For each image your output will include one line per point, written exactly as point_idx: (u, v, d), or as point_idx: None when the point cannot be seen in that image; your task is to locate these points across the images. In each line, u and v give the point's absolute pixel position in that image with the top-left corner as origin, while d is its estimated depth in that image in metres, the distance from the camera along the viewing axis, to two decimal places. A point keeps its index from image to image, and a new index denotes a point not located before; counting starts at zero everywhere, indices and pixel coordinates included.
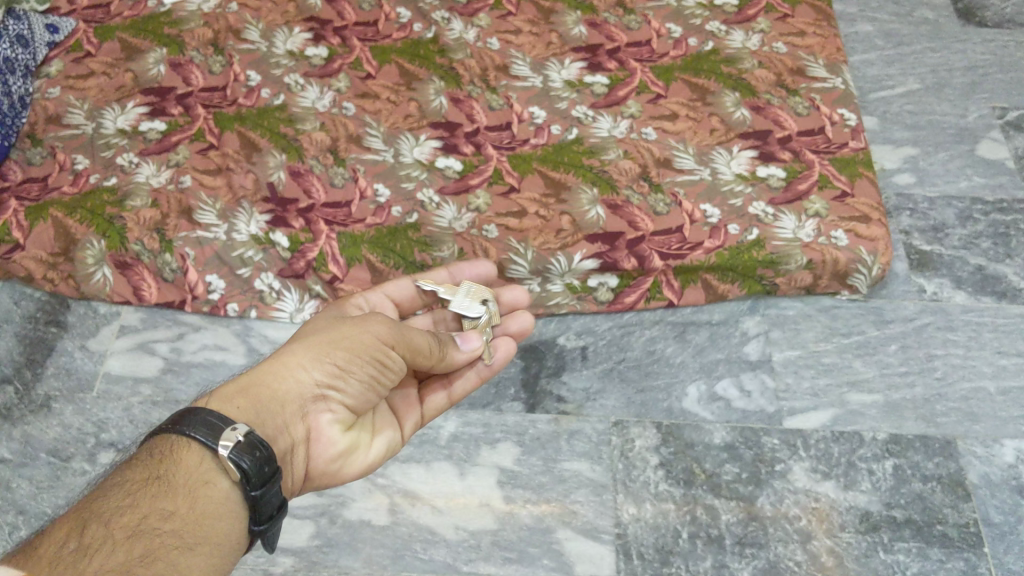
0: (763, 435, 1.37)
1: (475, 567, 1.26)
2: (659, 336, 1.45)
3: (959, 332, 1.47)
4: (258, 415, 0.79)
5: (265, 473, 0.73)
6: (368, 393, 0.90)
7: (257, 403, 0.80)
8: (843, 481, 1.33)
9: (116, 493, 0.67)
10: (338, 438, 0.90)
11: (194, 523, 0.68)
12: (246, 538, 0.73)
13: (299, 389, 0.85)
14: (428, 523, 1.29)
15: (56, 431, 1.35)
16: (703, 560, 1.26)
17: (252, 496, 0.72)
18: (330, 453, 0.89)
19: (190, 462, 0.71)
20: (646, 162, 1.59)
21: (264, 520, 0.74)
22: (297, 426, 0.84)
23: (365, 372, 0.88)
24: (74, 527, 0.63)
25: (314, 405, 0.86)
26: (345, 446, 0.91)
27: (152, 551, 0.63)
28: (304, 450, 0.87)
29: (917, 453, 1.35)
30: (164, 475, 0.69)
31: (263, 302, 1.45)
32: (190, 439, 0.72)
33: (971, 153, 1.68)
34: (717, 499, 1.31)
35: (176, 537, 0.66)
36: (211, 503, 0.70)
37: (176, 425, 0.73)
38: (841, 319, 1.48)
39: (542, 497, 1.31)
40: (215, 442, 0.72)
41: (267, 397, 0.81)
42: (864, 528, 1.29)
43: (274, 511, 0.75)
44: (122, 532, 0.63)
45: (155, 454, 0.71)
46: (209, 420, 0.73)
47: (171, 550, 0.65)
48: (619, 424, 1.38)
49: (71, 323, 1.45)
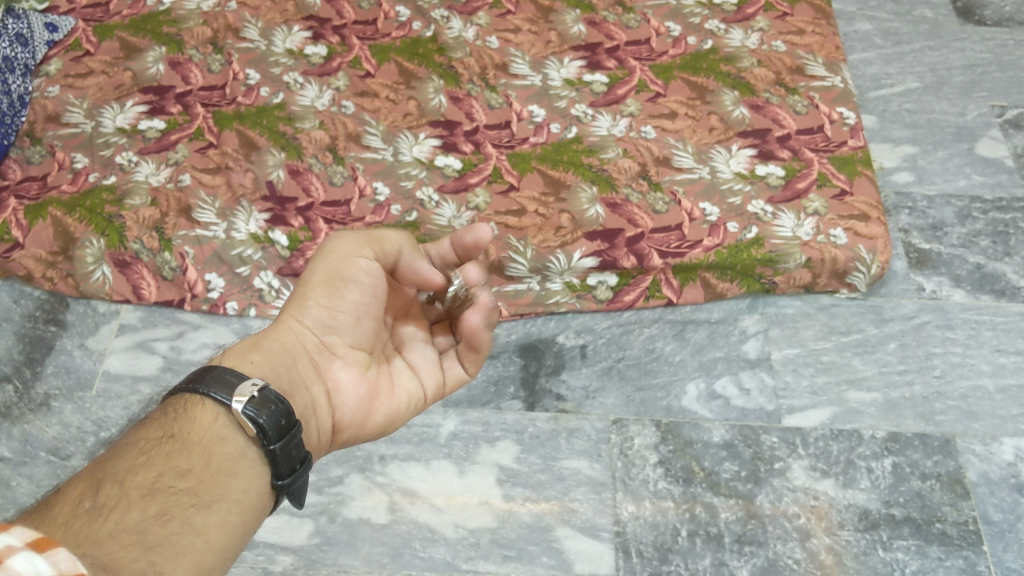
0: (762, 433, 1.37)
1: (475, 565, 1.26)
2: (658, 334, 1.45)
3: (957, 330, 1.47)
4: (266, 363, 0.81)
5: (281, 426, 0.74)
6: (367, 325, 0.89)
7: (268, 357, 0.82)
8: (842, 480, 1.33)
9: (131, 451, 0.67)
10: (357, 380, 0.88)
11: (211, 480, 0.69)
12: (269, 493, 0.74)
13: (299, 338, 0.86)
14: (428, 522, 1.29)
15: (56, 430, 1.35)
16: (702, 558, 1.27)
17: (271, 449, 0.73)
18: (355, 397, 0.87)
19: (204, 420, 0.72)
20: (645, 161, 1.59)
21: (287, 474, 0.75)
22: (308, 375, 0.85)
23: (350, 300, 0.88)
24: (89, 486, 0.63)
25: (319, 351, 0.87)
26: (368, 388, 0.88)
27: (167, 510, 0.63)
28: (327, 400, 0.86)
29: (916, 451, 1.35)
30: (178, 434, 0.70)
31: (262, 301, 1.44)
32: (205, 398, 0.73)
33: (969, 152, 1.68)
34: (716, 497, 1.31)
35: (192, 495, 0.66)
36: (228, 460, 0.71)
37: (191, 384, 0.74)
38: (840, 317, 1.48)
39: (541, 495, 1.31)
40: (229, 398, 0.73)
41: (276, 350, 0.83)
42: (863, 525, 1.29)
43: (296, 464, 0.76)
44: (138, 490, 0.63)
45: (167, 416, 0.72)
46: (225, 377, 0.75)
47: (187, 508, 0.65)
48: (618, 422, 1.38)
49: (70, 321, 1.45)
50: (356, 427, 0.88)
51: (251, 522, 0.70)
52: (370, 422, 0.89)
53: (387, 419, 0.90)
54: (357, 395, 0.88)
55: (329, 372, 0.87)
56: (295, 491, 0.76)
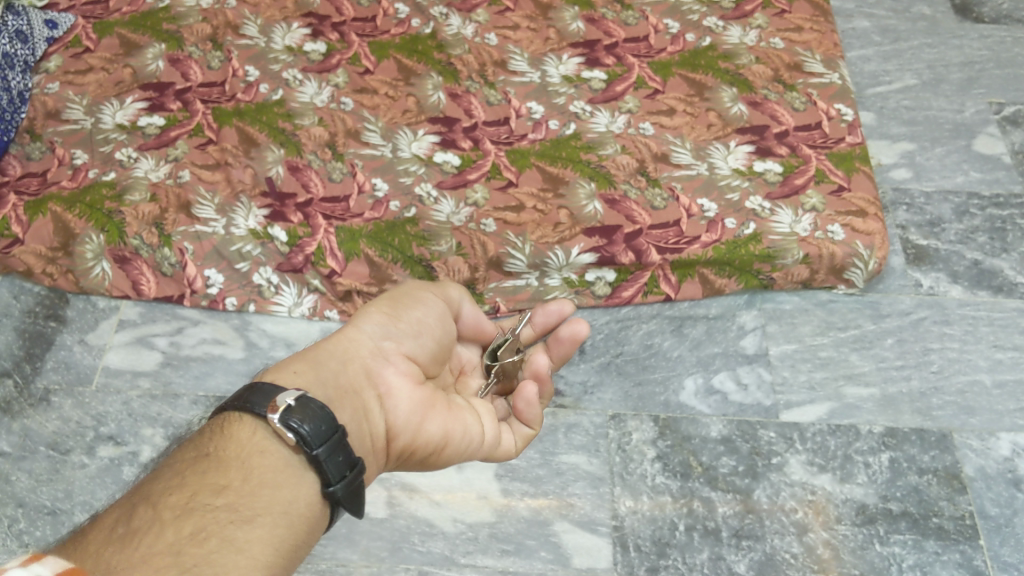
0: (759, 428, 1.38)
1: (473, 559, 1.26)
2: (656, 330, 1.46)
3: (955, 326, 1.47)
4: (317, 375, 0.78)
5: (324, 431, 0.71)
6: (424, 342, 0.90)
7: (314, 366, 0.79)
8: (839, 475, 1.33)
9: (167, 473, 0.65)
10: (411, 387, 0.85)
11: (251, 494, 0.65)
12: (321, 502, 0.70)
13: (354, 343, 0.84)
14: (427, 516, 1.30)
15: (56, 424, 1.36)
16: (700, 552, 1.27)
17: (315, 454, 0.70)
18: (409, 404, 0.84)
19: (242, 435, 0.70)
20: (644, 157, 1.60)
21: (338, 480, 0.71)
22: (361, 379, 0.82)
23: (412, 318, 0.90)
24: (124, 512, 0.61)
25: (375, 360, 0.85)
26: (422, 398, 0.86)
27: (204, 528, 0.60)
28: (379, 405, 0.82)
29: (913, 446, 1.36)
30: (214, 451, 0.67)
31: (261, 296, 1.45)
32: (244, 412, 0.71)
33: (967, 149, 1.68)
34: (714, 491, 1.32)
35: (231, 510, 0.63)
36: (269, 473, 0.67)
37: (230, 403, 0.72)
38: (838, 313, 1.49)
39: (540, 490, 1.32)
40: (266, 410, 0.70)
41: (322, 357, 0.80)
42: (860, 520, 1.29)
43: (346, 470, 0.72)
44: (171, 512, 0.60)
45: (205, 436, 0.69)
46: (263, 392, 0.72)
47: (226, 524, 0.61)
48: (616, 417, 1.39)
49: (70, 316, 1.45)
50: (411, 431, 0.84)
51: (298, 536, 0.67)
52: (425, 431, 0.85)
53: (442, 434, 0.86)
54: (411, 398, 0.85)
55: (382, 376, 0.84)
56: (353, 500, 0.72)
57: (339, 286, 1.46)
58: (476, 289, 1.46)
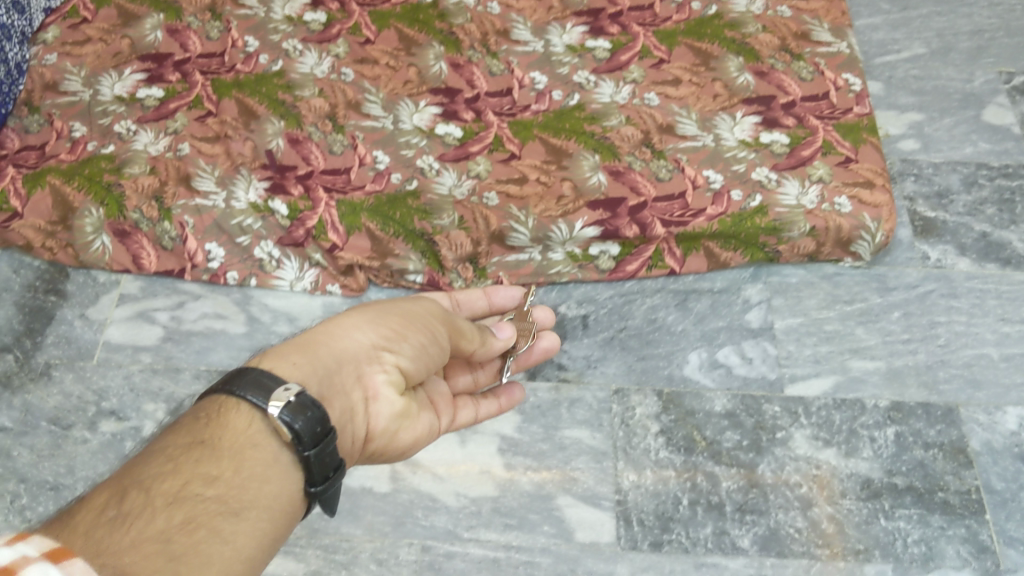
0: (763, 402, 1.37)
1: (476, 534, 1.26)
2: (660, 304, 1.45)
3: (962, 299, 1.46)
4: (314, 370, 0.74)
5: (318, 433, 0.68)
6: (420, 363, 0.86)
7: (314, 362, 0.74)
8: (844, 449, 1.33)
9: (160, 456, 0.61)
10: (396, 399, 0.83)
11: (241, 486, 0.63)
12: (301, 500, 0.69)
13: (353, 345, 0.80)
14: (430, 491, 1.29)
15: (57, 399, 1.36)
16: (703, 526, 1.27)
17: (305, 455, 0.68)
18: (389, 415, 0.82)
19: (237, 424, 0.66)
20: (649, 128, 1.58)
21: (321, 481, 0.70)
22: (353, 385, 0.78)
23: (417, 337, 0.85)
24: (115, 492, 0.57)
25: (369, 367, 0.81)
26: (403, 410, 0.84)
27: (194, 518, 0.58)
28: (363, 410, 0.80)
29: (919, 420, 1.35)
30: (210, 438, 0.64)
31: (262, 271, 1.45)
32: (240, 401, 0.67)
33: (976, 119, 1.66)
34: (718, 466, 1.31)
35: (221, 502, 0.60)
36: (260, 466, 0.65)
37: (225, 386, 0.68)
38: (844, 286, 1.47)
39: (543, 464, 1.32)
40: (265, 402, 0.67)
41: (323, 353, 0.76)
42: (864, 494, 1.29)
43: (331, 471, 0.70)
44: (163, 497, 0.58)
45: (200, 418, 0.66)
46: (261, 381, 0.68)
47: (215, 516, 0.59)
48: (620, 391, 1.38)
49: (70, 291, 1.45)
50: (386, 437, 0.83)
51: (279, 533, 0.65)
52: (399, 438, 0.85)
53: (409, 439, 0.87)
54: (394, 409, 0.83)
55: (373, 383, 0.81)
56: (328, 497, 0.72)
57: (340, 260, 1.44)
58: (478, 263, 1.45)
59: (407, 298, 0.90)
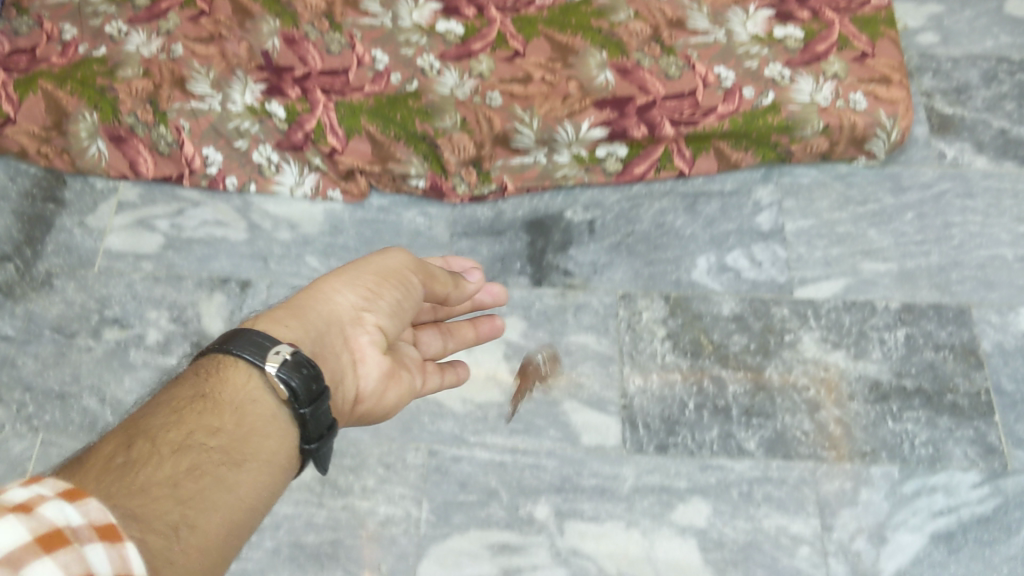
0: (772, 305, 1.35)
1: (482, 438, 1.27)
2: (669, 207, 1.42)
3: (978, 198, 1.43)
4: (304, 332, 0.74)
5: (315, 390, 0.67)
6: (401, 323, 0.86)
7: (303, 326, 0.75)
8: (853, 352, 1.31)
9: (163, 409, 0.62)
10: (383, 360, 0.83)
11: (243, 439, 0.63)
12: (297, 458, 0.68)
13: (336, 308, 0.80)
14: (435, 397, 1.29)
15: (60, 308, 1.35)
16: (709, 429, 1.26)
17: (302, 413, 0.67)
18: (377, 378, 0.82)
19: (238, 380, 0.66)
20: (659, 24, 1.52)
21: (316, 439, 0.69)
22: (341, 348, 0.78)
23: (397, 297, 0.85)
24: (120, 443, 0.57)
25: (354, 329, 0.80)
26: (390, 371, 0.84)
27: (200, 466, 0.58)
28: (353, 373, 0.80)
29: (930, 322, 1.33)
30: (211, 393, 0.64)
31: (262, 176, 1.43)
32: (238, 357, 0.67)
33: (998, 12, 1.60)
34: (724, 370, 1.30)
35: (225, 453, 0.61)
36: (262, 420, 0.65)
37: (221, 344, 0.68)
38: (857, 187, 1.44)
39: (549, 369, 1.31)
40: (262, 360, 0.66)
41: (310, 317, 0.77)
42: (872, 397, 1.28)
43: (325, 429, 0.69)
44: (168, 447, 0.58)
45: (199, 374, 0.66)
46: (256, 339, 0.68)
47: (219, 466, 0.59)
48: (626, 296, 1.36)
49: (69, 199, 1.43)
50: (375, 399, 0.83)
51: (282, 485, 0.65)
52: (387, 398, 0.84)
53: (395, 402, 0.86)
54: (382, 370, 0.82)
55: (359, 346, 0.80)
56: (321, 458, 0.71)
57: (340, 164, 1.41)
58: (482, 167, 1.42)
59: (381, 251, 0.89)
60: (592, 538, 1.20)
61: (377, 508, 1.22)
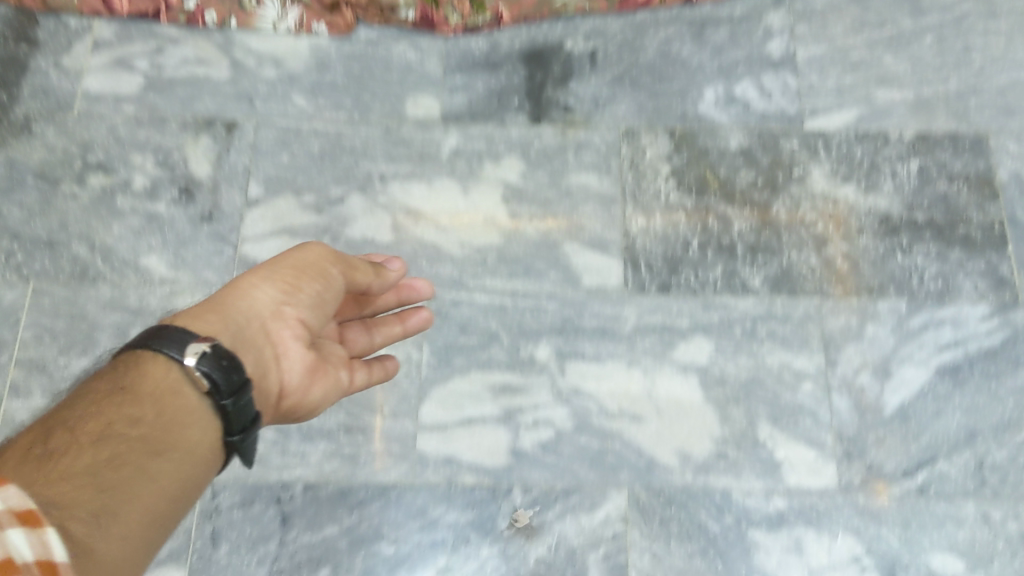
0: (781, 139, 1.30)
1: (481, 282, 1.24)
2: (674, 36, 1.36)
3: (1001, 20, 1.35)
4: (223, 327, 0.76)
5: (234, 381, 0.70)
6: (323, 314, 0.86)
7: (223, 322, 0.77)
8: (864, 184, 1.28)
9: (83, 401, 0.65)
10: (308, 353, 0.83)
11: (165, 428, 0.66)
12: (220, 449, 0.71)
13: (255, 303, 0.81)
14: (432, 241, 1.26)
15: (42, 155, 1.31)
16: (713, 268, 1.24)
17: (222, 405, 0.70)
18: (301, 372, 0.83)
19: (157, 371, 0.68)
20: None
21: (238, 431, 0.72)
22: (261, 342, 0.80)
23: (316, 288, 0.85)
24: (41, 434, 0.62)
25: (276, 323, 0.81)
26: (315, 363, 0.84)
27: (120, 455, 0.62)
28: (275, 366, 0.81)
29: (945, 151, 1.29)
30: (130, 384, 0.67)
31: (243, 11, 1.37)
32: (159, 351, 0.69)
33: None
34: (730, 207, 1.27)
35: (146, 443, 0.64)
36: (183, 410, 0.68)
37: (144, 339, 0.70)
38: (874, 10, 1.37)
39: (549, 211, 1.27)
40: (181, 353, 0.69)
41: (229, 312, 0.78)
42: (883, 230, 1.25)
43: (248, 423, 0.72)
44: (88, 437, 0.62)
45: (120, 366, 0.68)
46: (178, 333, 0.70)
47: (141, 455, 0.63)
48: (629, 132, 1.31)
49: (41, 39, 1.36)
50: (300, 394, 0.83)
51: (203, 472, 0.69)
52: (312, 394, 0.84)
53: (322, 397, 0.86)
54: (305, 363, 0.83)
55: (281, 340, 0.81)
56: (246, 450, 0.74)
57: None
58: None
59: (298, 245, 0.89)
60: (594, 378, 1.20)
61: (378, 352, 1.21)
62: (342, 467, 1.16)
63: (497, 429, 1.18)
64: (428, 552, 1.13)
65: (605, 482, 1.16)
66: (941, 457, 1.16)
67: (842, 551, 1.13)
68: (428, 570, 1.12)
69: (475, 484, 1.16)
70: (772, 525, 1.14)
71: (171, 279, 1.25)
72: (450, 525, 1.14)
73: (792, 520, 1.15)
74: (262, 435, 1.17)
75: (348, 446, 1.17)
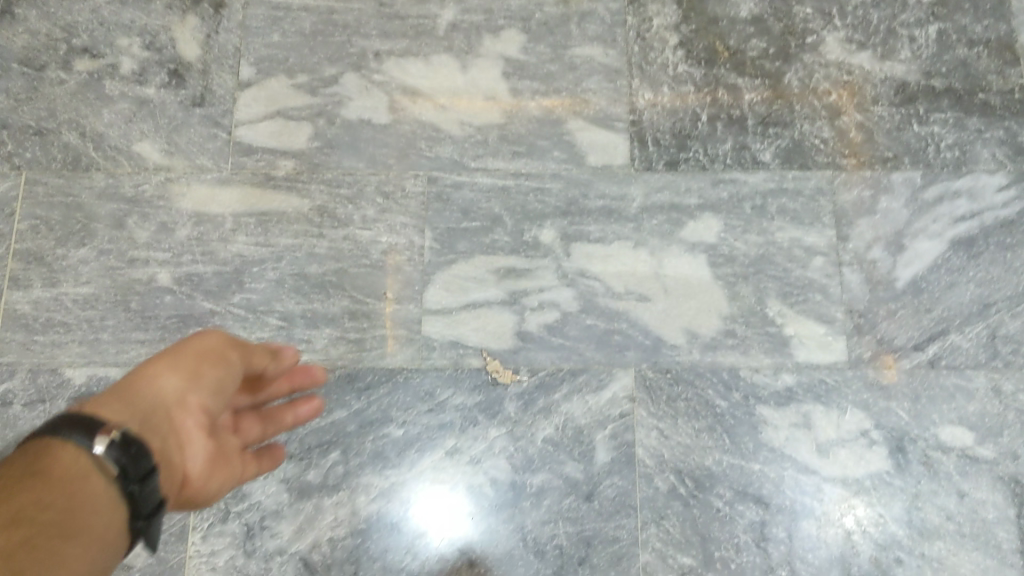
0: (795, 5, 1.27)
1: (484, 164, 1.22)
2: None
3: None
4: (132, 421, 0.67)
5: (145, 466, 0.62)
6: (224, 403, 0.76)
7: (133, 416, 0.67)
8: (880, 52, 1.25)
9: None
10: (206, 446, 0.74)
11: (80, 512, 0.57)
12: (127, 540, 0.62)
13: (161, 393, 0.71)
14: (432, 121, 1.23)
15: (25, 40, 1.26)
16: (723, 143, 1.22)
17: (132, 490, 0.61)
18: (203, 462, 0.73)
19: (64, 458, 0.59)
20: None
21: (145, 519, 0.63)
22: (166, 436, 0.69)
23: (218, 378, 0.75)
24: None
25: (182, 413, 0.72)
26: (214, 454, 0.75)
27: (34, 538, 0.53)
28: (178, 459, 0.71)
29: (965, 16, 1.26)
30: (38, 468, 0.58)
31: None
32: (65, 440, 0.60)
33: None
34: (741, 79, 1.24)
35: (61, 527, 0.55)
36: (95, 498, 0.59)
37: (47, 428, 0.61)
38: None
39: (552, 88, 1.24)
40: (92, 438, 0.60)
41: (137, 402, 0.69)
42: (899, 100, 1.23)
43: (156, 509, 0.64)
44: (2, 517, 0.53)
45: (24, 454, 0.59)
46: (85, 419, 0.62)
47: (55, 539, 0.54)
48: (636, 2, 1.27)
49: None
50: (201, 485, 0.73)
51: (115, 561, 0.60)
52: (212, 485, 0.75)
53: (220, 487, 0.76)
54: (203, 454, 0.73)
55: (186, 430, 0.72)
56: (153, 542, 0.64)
57: None
58: None
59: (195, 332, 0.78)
60: (600, 259, 1.18)
61: (380, 238, 1.19)
62: (349, 352, 1.15)
63: (502, 312, 1.16)
64: (436, 434, 1.13)
65: (612, 363, 1.15)
66: (953, 329, 1.16)
67: (851, 425, 1.13)
68: (437, 452, 1.12)
69: (481, 367, 1.15)
70: (780, 401, 1.14)
71: (165, 165, 1.22)
72: (457, 407, 1.14)
73: (800, 396, 1.14)
74: (266, 323, 1.16)
75: (353, 331, 1.16)
